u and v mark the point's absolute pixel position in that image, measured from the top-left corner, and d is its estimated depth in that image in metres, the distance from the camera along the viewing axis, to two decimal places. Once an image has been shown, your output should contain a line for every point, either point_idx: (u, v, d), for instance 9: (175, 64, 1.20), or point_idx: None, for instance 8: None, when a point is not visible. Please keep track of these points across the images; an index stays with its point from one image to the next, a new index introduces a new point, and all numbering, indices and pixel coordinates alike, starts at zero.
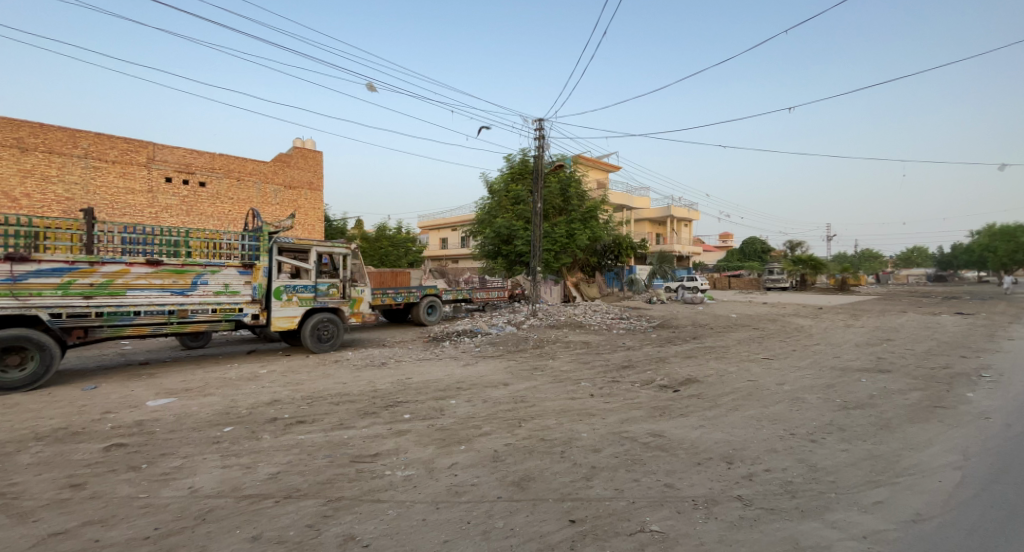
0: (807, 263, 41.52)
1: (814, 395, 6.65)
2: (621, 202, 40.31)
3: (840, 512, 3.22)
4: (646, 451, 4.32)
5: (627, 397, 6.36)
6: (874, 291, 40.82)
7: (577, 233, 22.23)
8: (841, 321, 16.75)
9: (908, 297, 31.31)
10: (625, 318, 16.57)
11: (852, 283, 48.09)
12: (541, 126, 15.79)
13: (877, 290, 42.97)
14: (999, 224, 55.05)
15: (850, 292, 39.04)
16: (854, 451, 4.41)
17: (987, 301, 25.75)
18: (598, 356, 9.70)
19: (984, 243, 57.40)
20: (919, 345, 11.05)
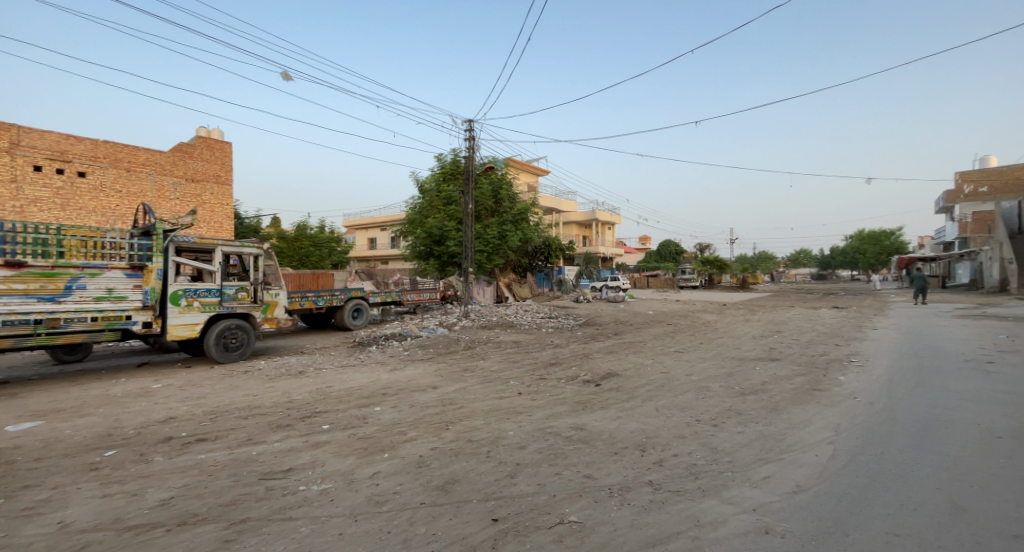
0: (715, 264, 45.43)
1: (717, 383, 7.30)
2: (551, 204, 41.41)
3: (735, 489, 3.56)
4: (569, 445, 4.47)
5: (552, 394, 6.55)
6: (769, 289, 45.88)
7: (508, 234, 22.46)
8: (743, 315, 18.51)
9: (797, 293, 35.61)
10: (554, 318, 17.04)
11: (751, 282, 53.50)
12: (471, 127, 15.85)
13: (772, 288, 48.27)
14: (868, 230, 64.11)
15: (751, 289, 43.51)
16: (750, 433, 4.89)
17: (857, 296, 30.14)
18: (527, 355, 9.89)
19: (855, 247, 66.55)
20: (805, 336, 12.54)
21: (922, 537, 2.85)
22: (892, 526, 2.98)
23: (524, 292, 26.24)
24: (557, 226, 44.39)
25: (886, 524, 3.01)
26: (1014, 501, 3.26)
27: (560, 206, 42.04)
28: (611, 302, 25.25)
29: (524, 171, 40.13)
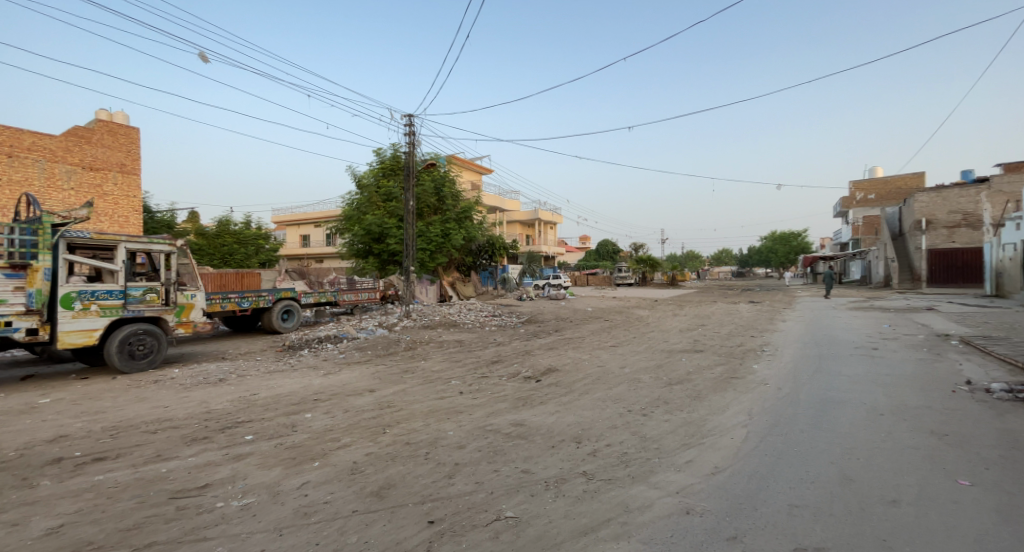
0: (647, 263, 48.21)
1: (648, 375, 7.70)
2: (495, 203, 41.37)
3: (662, 474, 3.78)
4: (507, 442, 4.51)
5: (493, 392, 6.57)
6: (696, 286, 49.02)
7: (452, 233, 22.13)
8: (674, 311, 19.61)
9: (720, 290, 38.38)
10: (496, 316, 17.07)
11: (681, 279, 56.91)
12: (411, 121, 15.48)
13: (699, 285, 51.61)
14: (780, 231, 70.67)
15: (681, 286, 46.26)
16: (676, 420, 5.20)
17: (772, 292, 33.05)
18: (469, 354, 9.84)
19: (769, 247, 73.09)
20: (728, 328, 13.51)
21: (818, 506, 3.18)
22: (794, 498, 3.31)
23: (467, 291, 26.05)
24: (500, 225, 44.50)
25: (789, 497, 3.33)
26: (890, 469, 3.74)
27: (503, 205, 42.19)
28: (553, 300, 25.74)
29: (467, 169, 39.86)
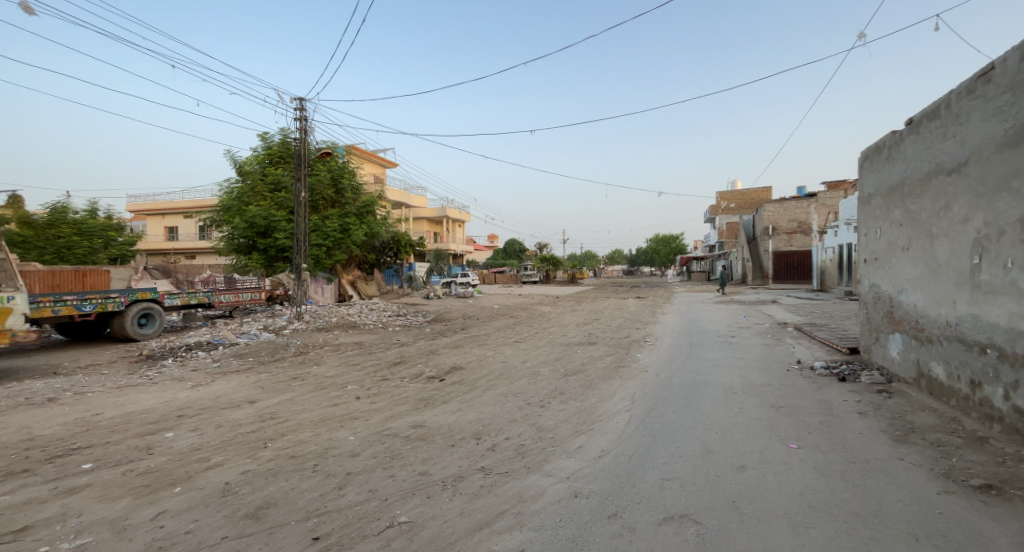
0: (551, 262, 50.27)
1: (547, 367, 8.04)
2: (400, 198, 39.85)
3: (555, 462, 3.96)
4: (405, 445, 4.39)
5: (393, 394, 6.35)
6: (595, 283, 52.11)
7: (352, 228, 20.90)
8: (573, 306, 20.69)
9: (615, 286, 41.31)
10: (401, 316, 16.51)
11: (581, 277, 60.08)
12: (303, 105, 14.30)
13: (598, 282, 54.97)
14: (663, 235, 78.56)
15: (581, 284, 48.87)
16: (570, 410, 5.49)
17: (657, 288, 36.41)
18: (368, 356, 9.40)
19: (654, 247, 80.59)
20: (619, 322, 14.60)
21: (683, 478, 3.59)
22: (664, 472, 3.69)
23: (370, 290, 24.86)
24: (405, 222, 43.18)
25: (660, 472, 3.71)
26: (740, 440, 4.35)
27: (408, 200, 40.82)
28: (459, 297, 25.63)
29: (368, 162, 37.92)
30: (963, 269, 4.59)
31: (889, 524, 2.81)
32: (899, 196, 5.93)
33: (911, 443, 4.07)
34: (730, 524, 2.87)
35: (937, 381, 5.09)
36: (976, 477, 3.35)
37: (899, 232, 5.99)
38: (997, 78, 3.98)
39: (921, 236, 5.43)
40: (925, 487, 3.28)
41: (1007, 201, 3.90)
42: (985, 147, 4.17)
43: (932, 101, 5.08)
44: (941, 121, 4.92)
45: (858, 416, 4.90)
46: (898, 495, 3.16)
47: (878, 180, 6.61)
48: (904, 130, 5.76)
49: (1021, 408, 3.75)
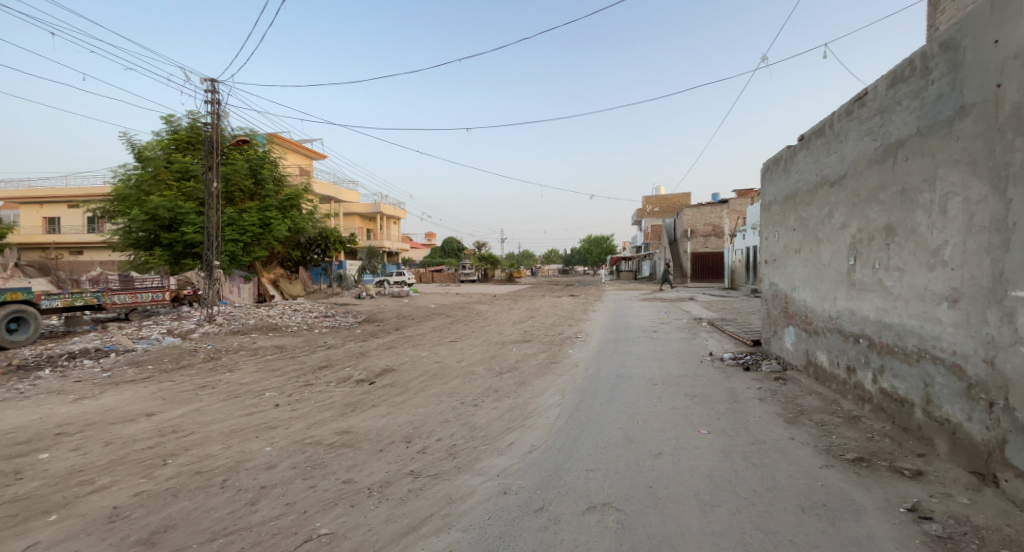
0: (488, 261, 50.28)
1: (482, 366, 8.04)
2: (329, 192, 37.60)
3: (486, 460, 3.97)
4: (329, 453, 4.19)
5: (317, 399, 6.04)
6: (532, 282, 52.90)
7: (273, 222, 19.49)
8: (509, 305, 20.79)
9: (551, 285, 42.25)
10: (329, 316, 15.67)
11: (519, 275, 60.75)
12: (215, 86, 13.09)
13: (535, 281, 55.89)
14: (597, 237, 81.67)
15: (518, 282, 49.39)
16: (502, 407, 5.54)
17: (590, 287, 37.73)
18: (291, 360, 8.86)
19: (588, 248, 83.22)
20: (553, 319, 14.91)
21: (607, 467, 3.76)
22: (590, 463, 3.84)
23: (294, 290, 23.37)
24: (335, 218, 41.12)
25: (586, 463, 3.85)
26: (659, 428, 4.63)
27: (338, 195, 38.81)
28: (392, 297, 24.81)
29: (291, 152, 35.59)
30: (841, 269, 5.23)
31: (782, 498, 3.13)
32: (793, 204, 6.62)
33: (800, 424, 4.58)
34: (646, 508, 3.05)
35: (822, 368, 5.76)
36: (851, 451, 3.84)
37: (793, 236, 6.69)
38: (870, 103, 4.55)
39: (809, 240, 6.10)
40: (811, 462, 3.69)
41: (875, 210, 4.49)
42: (859, 162, 4.76)
43: (819, 120, 5.71)
44: (825, 138, 5.55)
45: (759, 401, 5.42)
46: (789, 471, 3.54)
47: (776, 189, 7.33)
48: (797, 145, 6.43)
49: (885, 389, 4.35)
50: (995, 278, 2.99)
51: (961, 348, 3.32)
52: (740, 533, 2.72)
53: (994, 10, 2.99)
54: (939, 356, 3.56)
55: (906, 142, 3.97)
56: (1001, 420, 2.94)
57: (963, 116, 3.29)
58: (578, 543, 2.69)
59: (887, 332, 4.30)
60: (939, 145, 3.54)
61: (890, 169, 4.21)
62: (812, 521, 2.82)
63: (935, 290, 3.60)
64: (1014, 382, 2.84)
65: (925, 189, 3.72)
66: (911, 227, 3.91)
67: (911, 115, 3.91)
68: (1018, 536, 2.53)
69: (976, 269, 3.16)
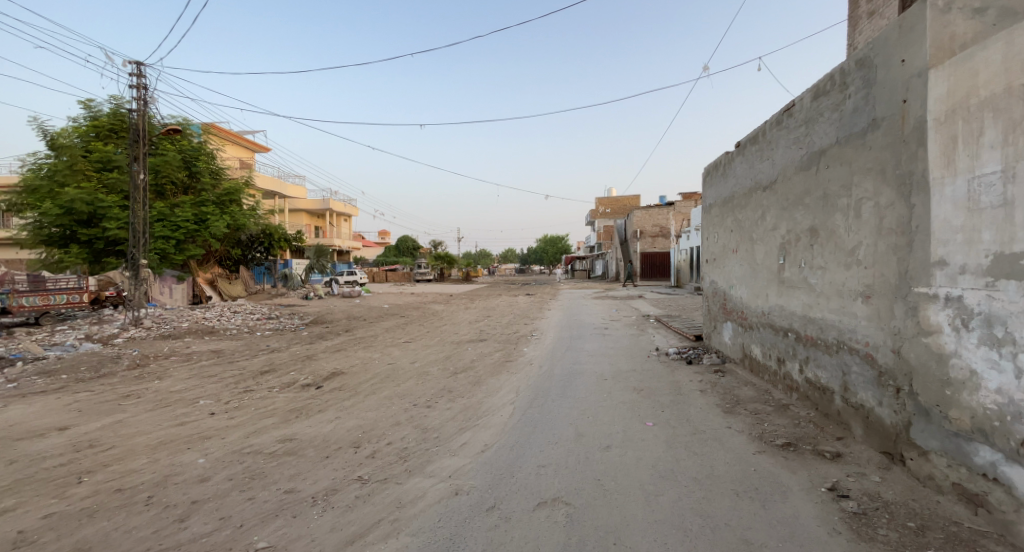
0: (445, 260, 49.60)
1: (436, 367, 7.94)
2: (273, 186, 35.66)
3: (438, 462, 3.92)
4: (270, 462, 3.98)
5: (259, 406, 5.73)
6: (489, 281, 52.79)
7: (209, 218, 18.26)
8: (463, 304, 20.64)
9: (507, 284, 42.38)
10: (273, 318, 14.90)
11: (476, 275, 60.45)
12: (142, 70, 12.09)
13: (490, 280, 55.86)
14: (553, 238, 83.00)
15: (475, 282, 49.15)
16: (456, 407, 5.50)
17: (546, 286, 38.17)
18: (230, 365, 8.35)
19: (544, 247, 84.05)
20: (509, 318, 14.96)
21: (558, 463, 3.82)
22: (541, 459, 3.90)
23: (234, 291, 22.03)
24: (280, 214, 39.16)
25: (537, 460, 3.90)
26: (608, 422, 4.76)
27: (283, 190, 36.91)
28: (342, 298, 23.99)
29: (230, 144, 33.47)
30: (772, 268, 5.60)
31: (719, 484, 3.31)
32: (730, 207, 7.02)
33: (737, 413, 4.87)
34: (594, 502, 3.13)
35: (755, 360, 6.16)
36: (780, 437, 4.13)
37: (730, 237, 7.09)
38: (796, 113, 4.91)
39: (745, 241, 6.49)
40: (745, 449, 3.94)
41: (802, 212, 4.85)
42: (788, 168, 5.10)
43: (753, 128, 6.08)
44: (759, 144, 5.92)
45: (700, 393, 5.72)
46: (726, 458, 3.76)
47: (715, 192, 7.74)
48: (733, 151, 6.82)
49: (810, 379, 4.70)
50: (901, 275, 3.30)
51: (872, 339, 3.65)
52: (681, 520, 2.86)
53: (900, 32, 3.29)
54: (855, 347, 3.89)
55: (827, 150, 4.30)
56: (907, 404, 3.26)
57: (874, 128, 3.61)
58: (528, 540, 2.72)
59: (811, 326, 4.66)
60: (855, 155, 3.87)
61: (815, 175, 4.54)
62: (746, 504, 3.01)
63: (851, 287, 3.94)
64: (916, 369, 3.15)
65: (843, 194, 4.05)
66: (831, 229, 4.25)
67: (832, 126, 4.24)
68: (920, 510, 2.81)
69: (886, 267, 3.48)
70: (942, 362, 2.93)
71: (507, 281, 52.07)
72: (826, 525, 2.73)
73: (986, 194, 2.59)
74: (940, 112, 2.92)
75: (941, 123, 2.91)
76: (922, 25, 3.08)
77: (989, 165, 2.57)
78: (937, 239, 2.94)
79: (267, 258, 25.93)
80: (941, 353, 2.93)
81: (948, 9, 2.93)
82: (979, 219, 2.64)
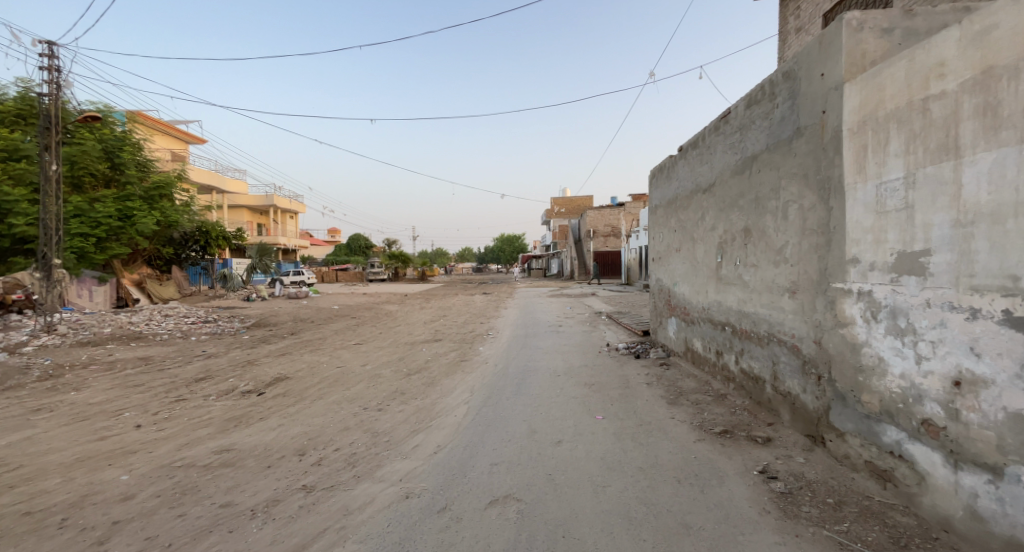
0: (399, 259, 48.41)
1: (388, 369, 7.75)
2: (210, 181, 33.45)
3: (388, 466, 3.84)
4: (204, 475, 3.74)
5: (193, 415, 5.38)
6: (445, 280, 52.12)
7: (136, 214, 16.85)
8: (417, 305, 20.29)
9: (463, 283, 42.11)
10: (210, 321, 13.99)
11: (431, 274, 59.54)
12: (54, 51, 10.96)
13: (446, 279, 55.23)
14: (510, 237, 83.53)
15: (431, 281, 48.43)
16: (409, 409, 5.40)
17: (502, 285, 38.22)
18: (162, 373, 7.77)
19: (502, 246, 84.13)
20: (464, 318, 14.89)
21: (510, 460, 3.85)
22: (494, 458, 3.91)
23: (166, 292, 20.49)
24: (218, 211, 36.82)
25: (490, 458, 3.91)
26: (559, 417, 4.86)
27: (221, 184, 34.71)
28: (287, 299, 22.90)
29: (160, 134, 31.07)
30: (711, 266, 5.90)
31: (662, 472, 3.46)
32: (674, 208, 7.32)
33: (680, 404, 5.11)
34: (545, 497, 3.18)
35: (697, 352, 6.48)
36: (718, 425, 4.37)
37: (674, 236, 7.40)
38: (732, 119, 5.19)
39: (687, 241, 6.80)
40: (686, 437, 4.14)
41: (737, 214, 5.14)
42: (725, 172, 5.40)
43: (693, 133, 6.37)
44: (699, 148, 6.20)
45: (647, 386, 5.95)
46: (670, 447, 3.94)
47: (660, 194, 8.05)
48: (676, 155, 7.12)
49: (745, 369, 5.00)
50: (822, 272, 3.58)
51: (798, 331, 3.94)
52: (627, 509, 2.96)
53: (821, 48, 3.56)
54: (783, 338, 4.19)
55: (759, 155, 4.59)
56: (827, 390, 3.55)
57: (799, 136, 3.89)
58: (479, 538, 2.73)
59: (746, 320, 4.96)
60: (782, 160, 4.15)
61: (748, 179, 4.84)
62: (686, 490, 3.17)
63: (779, 283, 4.24)
64: (834, 358, 3.43)
65: (773, 197, 4.34)
66: (762, 229, 4.55)
67: (763, 133, 4.53)
68: (839, 486, 3.08)
69: (809, 264, 3.76)
70: (855, 350, 3.21)
71: (463, 280, 51.73)
72: (757, 505, 2.93)
73: (892, 197, 2.86)
74: (854, 122, 3.19)
75: (854, 132, 3.18)
76: (837, 42, 3.35)
77: (895, 171, 2.84)
78: (852, 239, 3.22)
79: (204, 257, 24.32)
80: (855, 343, 3.21)
81: (861, 28, 3.21)
82: (886, 221, 2.91)
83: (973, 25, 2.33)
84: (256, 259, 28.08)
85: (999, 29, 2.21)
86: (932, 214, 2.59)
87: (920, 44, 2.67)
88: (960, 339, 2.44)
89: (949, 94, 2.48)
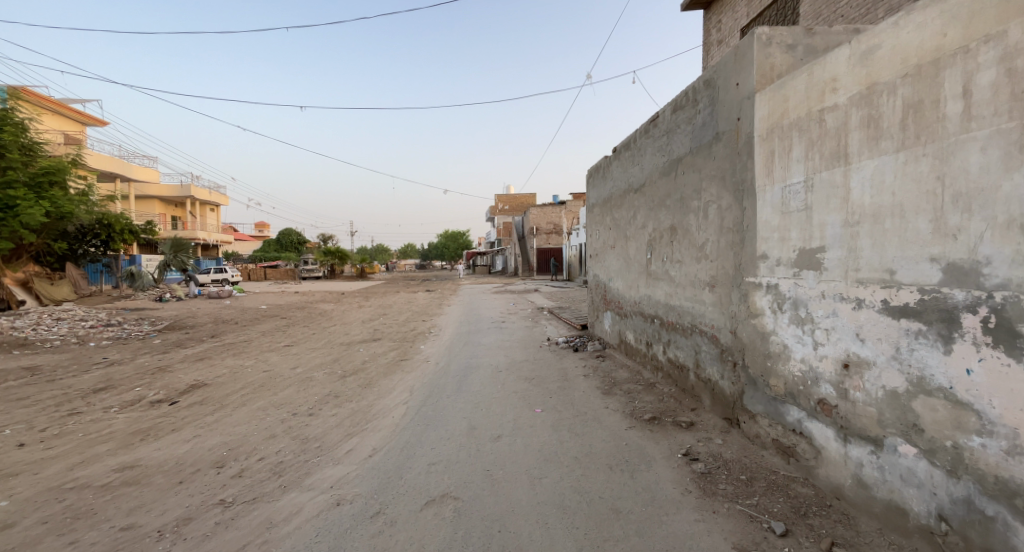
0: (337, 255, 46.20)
1: (322, 371, 7.38)
2: (112, 168, 29.99)
3: (317, 473, 3.67)
4: (102, 496, 3.37)
5: (91, 430, 4.83)
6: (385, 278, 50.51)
7: (21, 204, 14.75)
8: (354, 303, 19.52)
9: None
10: (114, 325, 12.58)
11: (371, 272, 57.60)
12: None
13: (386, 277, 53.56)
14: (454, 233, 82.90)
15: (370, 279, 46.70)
16: (343, 413, 5.20)
17: None
18: (52, 384, 6.88)
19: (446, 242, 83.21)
20: (404, 316, 14.49)
21: (448, 459, 3.82)
22: (432, 458, 3.85)
23: (59, 292, 18.14)
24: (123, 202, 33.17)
25: (427, 458, 3.85)
26: (499, 413, 4.89)
27: (126, 172, 31.25)
28: (207, 299, 21.13)
29: (50, 113, 27.40)
30: (642, 262, 6.18)
31: (595, 460, 3.60)
32: (609, 207, 7.58)
33: (613, 394, 5.32)
34: (483, 493, 3.18)
35: (629, 344, 6.77)
36: (647, 412, 4.62)
37: (609, 234, 7.67)
38: (660, 122, 5.44)
39: (621, 238, 7.06)
40: (618, 425, 4.33)
41: (664, 213, 5.42)
42: (653, 173, 5.67)
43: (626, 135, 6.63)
44: (631, 149, 6.45)
45: (583, 378, 6.14)
46: (603, 436, 4.09)
47: (596, 193, 8.30)
48: (611, 155, 7.37)
49: (671, 358, 5.30)
50: (737, 267, 3.86)
51: (716, 323, 4.24)
52: (561, 498, 3.04)
53: (736, 59, 3.84)
54: (704, 329, 4.48)
55: (683, 158, 4.86)
56: (741, 375, 3.84)
57: (718, 140, 4.16)
58: (414, 540, 2.69)
59: (672, 313, 5.25)
60: (703, 163, 4.43)
61: (674, 180, 5.10)
62: (616, 476, 3.31)
63: (701, 278, 4.52)
64: (747, 346, 3.72)
65: (695, 197, 4.62)
66: (686, 228, 4.83)
67: (687, 137, 4.80)
68: (750, 464, 3.35)
69: (726, 260, 4.05)
70: (764, 339, 3.51)
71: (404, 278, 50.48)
72: (680, 486, 3.12)
73: (794, 199, 3.14)
74: (763, 130, 3.47)
75: (764, 139, 3.46)
76: (750, 55, 3.63)
77: (797, 176, 3.12)
78: (761, 237, 3.50)
79: (105, 253, 21.80)
80: (764, 332, 3.51)
81: (769, 43, 3.48)
82: (789, 221, 3.20)
83: (860, 45, 2.61)
84: (168, 255, 25.56)
85: (880, 50, 2.49)
86: (826, 214, 2.88)
87: (816, 61, 2.94)
88: (849, 326, 2.73)
89: (840, 107, 2.77)
